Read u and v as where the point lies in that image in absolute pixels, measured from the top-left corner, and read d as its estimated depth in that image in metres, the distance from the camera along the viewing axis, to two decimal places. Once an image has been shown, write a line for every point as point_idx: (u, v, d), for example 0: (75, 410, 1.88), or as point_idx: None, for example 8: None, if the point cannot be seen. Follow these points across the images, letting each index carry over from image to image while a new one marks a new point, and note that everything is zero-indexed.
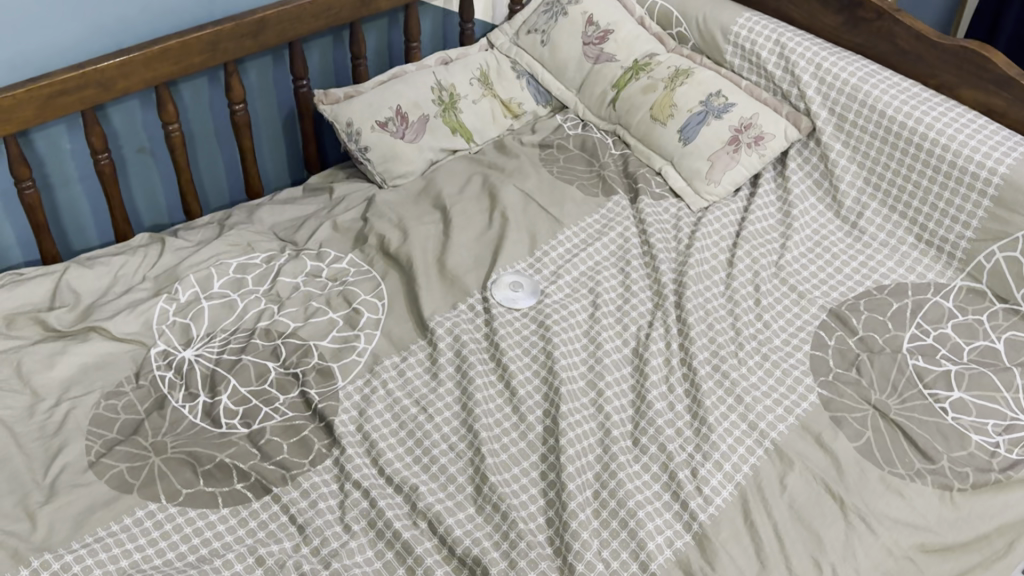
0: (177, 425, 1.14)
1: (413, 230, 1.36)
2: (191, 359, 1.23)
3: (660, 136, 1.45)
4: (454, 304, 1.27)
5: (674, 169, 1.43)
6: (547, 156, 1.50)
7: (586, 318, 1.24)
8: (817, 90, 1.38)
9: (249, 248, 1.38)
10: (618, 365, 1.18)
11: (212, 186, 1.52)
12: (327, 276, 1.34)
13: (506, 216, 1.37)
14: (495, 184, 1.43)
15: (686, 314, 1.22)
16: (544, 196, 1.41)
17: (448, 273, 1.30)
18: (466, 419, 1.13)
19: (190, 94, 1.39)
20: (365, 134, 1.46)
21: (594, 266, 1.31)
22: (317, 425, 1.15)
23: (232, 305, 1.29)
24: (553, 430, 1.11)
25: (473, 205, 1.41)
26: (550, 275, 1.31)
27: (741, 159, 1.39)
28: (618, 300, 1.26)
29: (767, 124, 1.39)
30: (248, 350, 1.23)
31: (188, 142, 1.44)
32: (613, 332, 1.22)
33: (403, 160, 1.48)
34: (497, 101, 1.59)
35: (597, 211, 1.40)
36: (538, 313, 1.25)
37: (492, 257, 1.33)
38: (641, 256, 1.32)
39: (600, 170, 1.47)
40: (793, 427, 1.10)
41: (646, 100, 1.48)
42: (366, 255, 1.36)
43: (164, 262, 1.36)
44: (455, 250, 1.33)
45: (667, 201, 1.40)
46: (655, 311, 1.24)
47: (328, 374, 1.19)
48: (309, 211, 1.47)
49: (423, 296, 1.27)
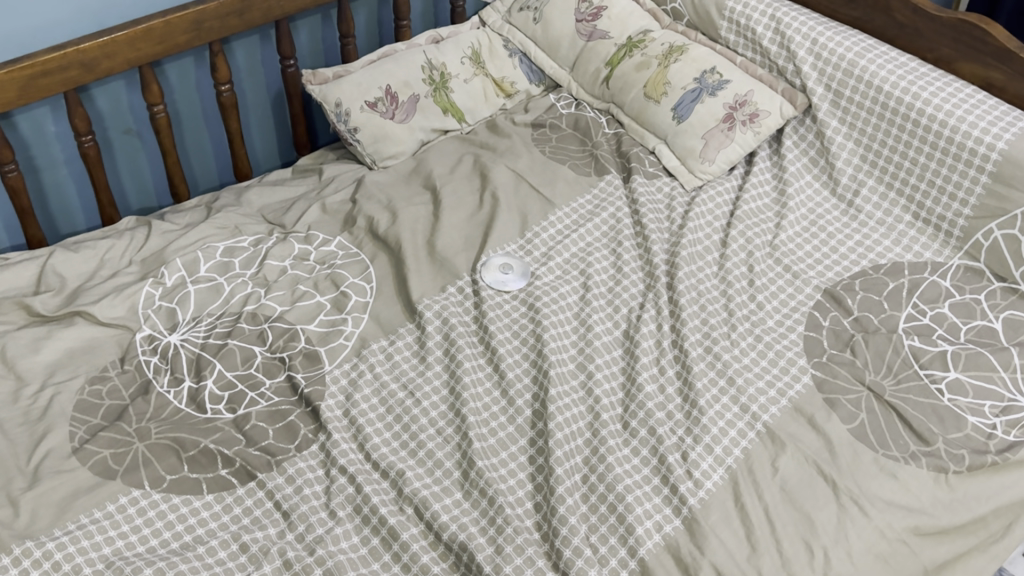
0: (162, 411, 1.13)
1: (402, 212, 1.34)
2: (177, 344, 1.21)
3: (654, 115, 1.42)
4: (443, 287, 1.25)
5: (667, 148, 1.41)
6: (540, 136, 1.48)
7: (577, 301, 1.22)
8: (812, 65, 1.35)
9: (237, 231, 1.37)
10: (608, 348, 1.16)
11: (201, 169, 1.50)
12: (315, 259, 1.32)
13: (496, 197, 1.35)
14: (486, 164, 1.41)
15: (678, 295, 1.20)
16: (536, 176, 1.39)
17: (438, 255, 1.28)
18: (454, 403, 1.12)
19: (177, 76, 1.37)
20: (354, 115, 1.44)
21: (585, 247, 1.29)
22: (303, 410, 1.13)
23: (219, 289, 1.28)
24: (542, 414, 1.09)
25: (464, 186, 1.39)
26: (541, 257, 1.29)
27: (736, 137, 1.36)
28: (609, 282, 1.24)
29: (763, 102, 1.36)
30: (234, 334, 1.21)
31: (175, 124, 1.42)
32: (604, 314, 1.20)
33: (393, 141, 1.46)
34: (489, 80, 1.56)
35: (589, 190, 1.37)
36: (528, 295, 1.23)
37: (482, 239, 1.31)
38: (634, 237, 1.30)
39: (593, 150, 1.44)
40: (785, 409, 1.08)
41: (640, 78, 1.46)
42: (355, 237, 1.34)
43: (151, 245, 1.34)
44: (444, 232, 1.31)
45: (661, 181, 1.38)
46: (647, 293, 1.22)
47: (315, 359, 1.18)
48: (298, 194, 1.44)
49: (412, 278, 1.25)
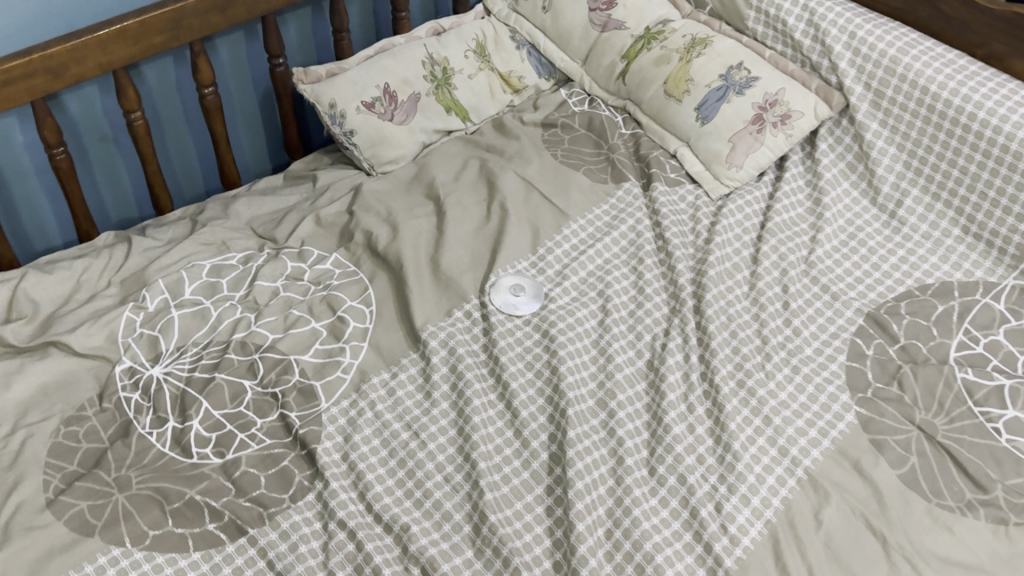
0: (144, 456, 1.03)
1: (403, 226, 1.23)
2: (159, 379, 1.11)
3: (675, 115, 1.31)
4: (449, 311, 1.15)
5: (690, 151, 1.30)
6: (551, 138, 1.37)
7: (596, 326, 1.12)
8: (850, 61, 1.23)
9: (225, 247, 1.26)
10: (631, 381, 1.06)
11: (185, 176, 1.39)
12: (309, 279, 1.21)
13: (505, 208, 1.24)
14: (494, 171, 1.30)
15: (707, 320, 1.09)
16: (548, 183, 1.28)
17: (443, 275, 1.18)
18: (462, 445, 1.02)
19: (156, 77, 1.25)
20: (349, 116, 1.33)
21: (604, 265, 1.19)
22: (298, 454, 1.03)
23: (205, 314, 1.17)
24: (560, 458, 0.99)
25: (469, 196, 1.28)
26: (555, 276, 1.18)
27: (766, 140, 1.25)
28: (630, 306, 1.14)
29: (796, 101, 1.25)
30: (222, 367, 1.11)
31: (156, 128, 1.30)
32: (625, 342, 1.10)
33: (392, 144, 1.35)
34: (495, 74, 1.45)
35: (606, 200, 1.26)
36: (542, 321, 1.13)
37: (490, 256, 1.20)
38: (656, 253, 1.19)
39: (609, 154, 1.33)
40: (828, 453, 0.98)
41: (660, 73, 1.34)
42: (352, 253, 1.24)
43: (132, 264, 1.24)
44: (449, 249, 1.20)
45: (683, 189, 1.27)
46: (672, 318, 1.12)
47: (311, 395, 1.08)
48: (290, 203, 1.34)
49: (415, 302, 1.15)
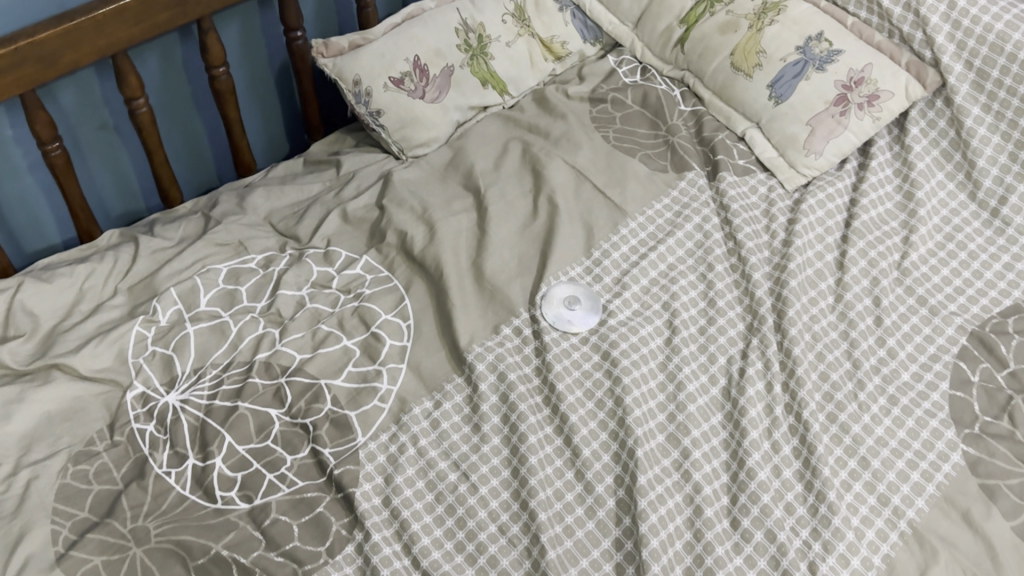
0: (163, 502, 0.92)
1: (441, 224, 1.10)
2: (176, 408, 0.99)
3: (744, 92, 1.17)
4: (496, 327, 1.02)
5: (761, 133, 1.16)
6: (600, 116, 1.24)
7: (663, 346, 1.00)
8: (948, 36, 1.10)
9: (242, 247, 1.14)
10: (706, 414, 0.94)
11: (194, 162, 1.25)
12: (338, 286, 1.09)
13: (554, 202, 1.11)
14: (539, 158, 1.17)
15: (791, 342, 0.97)
16: (600, 174, 1.15)
17: (487, 283, 1.05)
18: (518, 489, 0.90)
19: (159, 56, 1.11)
20: (377, 95, 1.20)
21: (669, 272, 1.06)
22: (334, 498, 0.92)
23: (224, 328, 1.05)
24: (629, 506, 0.88)
25: (513, 187, 1.15)
26: (614, 285, 1.05)
27: (850, 124, 1.11)
28: (701, 321, 1.01)
29: (885, 80, 1.11)
30: (245, 395, 0.99)
31: (161, 113, 1.16)
32: (696, 366, 0.97)
33: (424, 127, 1.22)
34: (535, 41, 1.32)
35: (667, 192, 1.13)
36: (601, 340, 1.00)
37: (540, 260, 1.08)
38: (727, 258, 1.06)
39: (668, 137, 1.19)
40: (934, 501, 0.87)
41: (726, 43, 1.20)
42: (384, 256, 1.11)
43: (140, 269, 1.11)
44: (494, 252, 1.08)
45: (754, 178, 1.13)
46: (750, 338, 0.99)
47: (345, 428, 0.96)
48: (312, 194, 1.21)
49: (458, 316, 1.02)
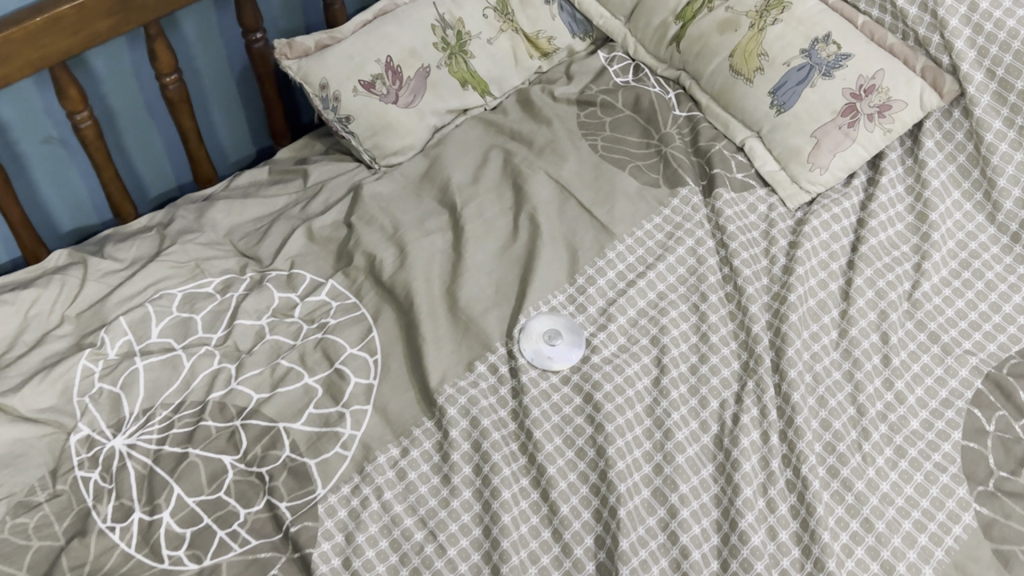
0: (105, 562, 0.84)
1: (412, 247, 1.02)
2: (123, 454, 0.92)
3: (744, 99, 1.07)
4: (470, 364, 0.94)
5: (761, 144, 1.07)
6: (588, 121, 1.14)
7: (650, 387, 0.91)
8: (968, 41, 1.00)
9: (199, 269, 1.05)
10: (696, 466, 0.86)
11: (150, 173, 1.16)
12: (301, 315, 1.01)
13: (536, 221, 1.02)
14: (521, 170, 1.08)
15: (790, 386, 0.88)
16: (587, 189, 1.06)
17: (462, 314, 0.97)
18: (489, 551, 0.83)
19: (106, 64, 1.02)
20: (345, 100, 1.10)
21: (659, 301, 0.97)
22: (290, 558, 0.84)
23: (176, 363, 0.97)
24: (609, 573, 0.80)
25: (492, 204, 1.06)
26: (599, 316, 0.97)
27: (859, 136, 1.02)
28: (692, 358, 0.93)
29: (897, 88, 1.01)
30: (197, 441, 0.91)
31: (110, 124, 1.07)
32: (686, 411, 0.89)
33: (397, 134, 1.13)
34: (519, 36, 1.22)
35: (658, 211, 1.04)
36: (584, 381, 0.92)
37: (520, 288, 0.99)
38: (722, 286, 0.98)
39: (660, 147, 1.10)
40: (943, 570, 0.79)
41: (724, 43, 1.10)
42: (351, 281, 1.02)
43: (88, 296, 1.03)
44: (469, 278, 0.99)
45: (753, 195, 1.04)
46: (745, 379, 0.91)
47: (304, 478, 0.88)
48: (277, 208, 1.12)
49: (429, 353, 0.94)
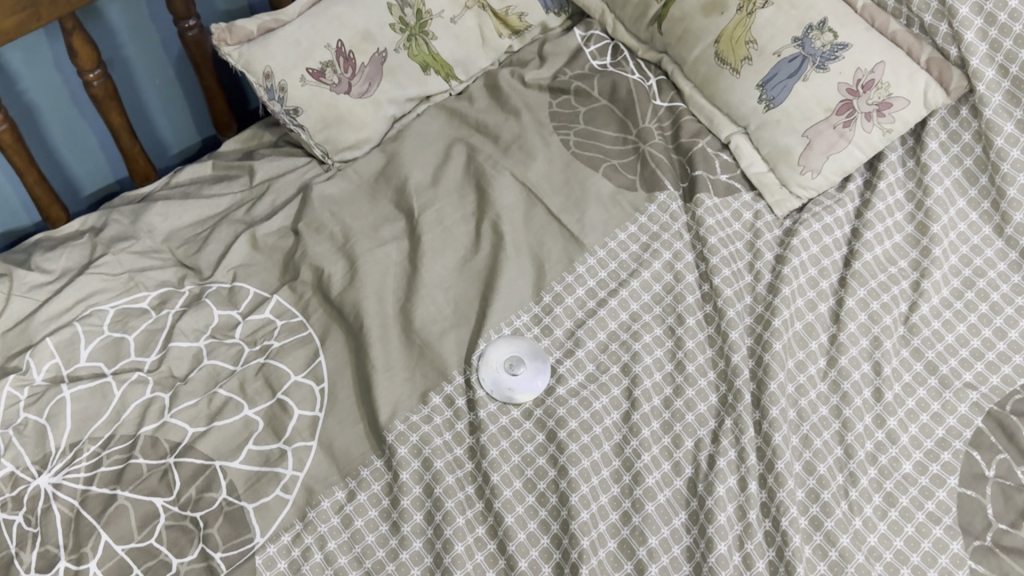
0: None
1: (363, 260, 0.93)
2: (48, 494, 0.83)
3: (730, 92, 0.98)
4: (424, 396, 0.86)
5: (748, 142, 0.98)
6: (560, 111, 1.04)
7: (620, 423, 0.84)
8: (979, 32, 0.90)
9: (134, 282, 0.97)
10: (667, 514, 0.78)
11: (83, 170, 1.07)
12: (242, 335, 0.92)
13: (499, 231, 0.93)
14: (484, 170, 0.98)
15: (771, 427, 0.80)
16: (556, 193, 0.96)
17: (416, 337, 0.89)
18: None
19: (21, 59, 0.93)
20: (292, 90, 1.00)
21: (632, 323, 0.89)
22: None
23: (105, 392, 0.89)
24: None
25: (452, 208, 0.97)
26: (566, 340, 0.89)
27: (855, 136, 0.92)
28: (666, 390, 0.85)
29: (898, 84, 0.91)
30: (126, 481, 0.83)
31: (33, 122, 0.98)
32: (657, 451, 0.81)
33: (351, 127, 1.03)
34: (487, 13, 1.11)
35: (633, 217, 0.95)
36: (547, 416, 0.84)
37: (480, 307, 0.90)
38: (701, 306, 0.89)
39: (638, 144, 1.00)
40: None
41: (710, 27, 1.00)
42: (298, 296, 0.94)
43: (13, 312, 0.94)
44: (425, 296, 0.91)
45: (739, 200, 0.95)
46: (723, 416, 0.83)
47: (241, 526, 0.81)
48: (220, 210, 1.03)
49: (379, 384, 0.86)
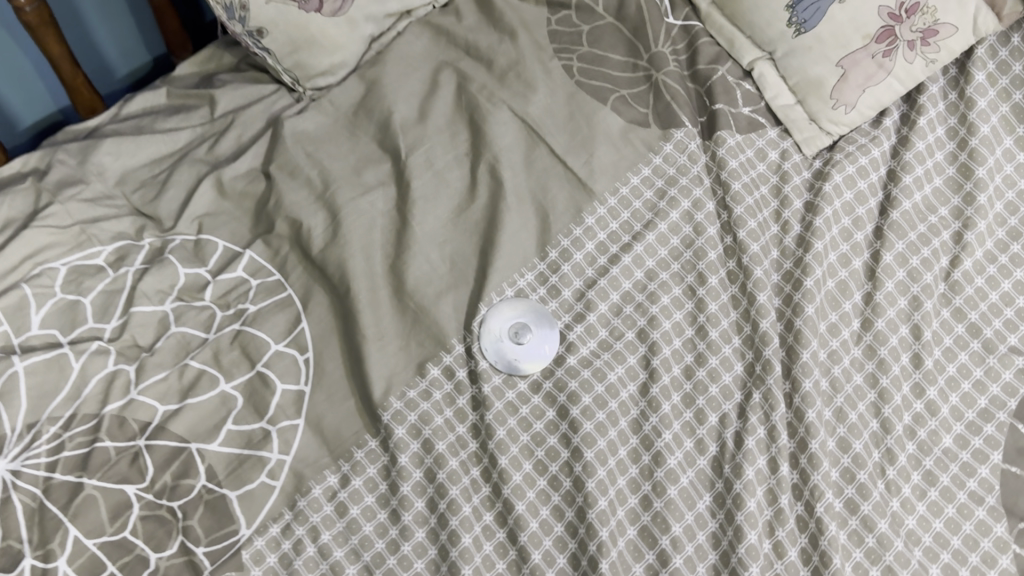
0: None
1: (346, 211, 0.82)
2: (5, 483, 0.72)
3: (753, 12, 0.87)
4: (421, 368, 0.78)
5: (774, 69, 0.88)
6: (561, 30, 0.92)
7: (637, 397, 0.76)
8: None
9: (86, 234, 0.85)
10: (691, 498, 0.72)
11: (21, 101, 0.95)
12: (213, 297, 0.83)
13: (498, 176, 0.83)
14: (479, 103, 0.87)
15: (804, 402, 0.74)
16: (560, 131, 0.86)
17: (410, 301, 0.80)
18: None
19: None
20: (255, 10, 0.86)
21: (648, 282, 0.80)
22: None
23: (63, 365, 0.78)
24: None
25: (443, 149, 0.86)
26: (575, 303, 0.80)
27: (895, 67, 0.83)
28: (687, 358, 0.78)
29: (947, 8, 0.82)
30: (93, 467, 0.73)
31: None
32: (679, 428, 0.75)
33: (324, 51, 0.90)
34: None
35: (646, 158, 0.85)
36: (557, 389, 0.76)
37: (479, 265, 0.81)
38: (724, 263, 0.81)
39: (650, 72, 0.90)
40: None
41: None
42: (274, 251, 0.84)
43: None
44: (418, 253, 0.81)
45: (762, 137, 0.86)
46: (750, 389, 0.76)
47: (225, 516, 0.73)
48: (179, 146, 0.91)
49: (371, 357, 0.77)
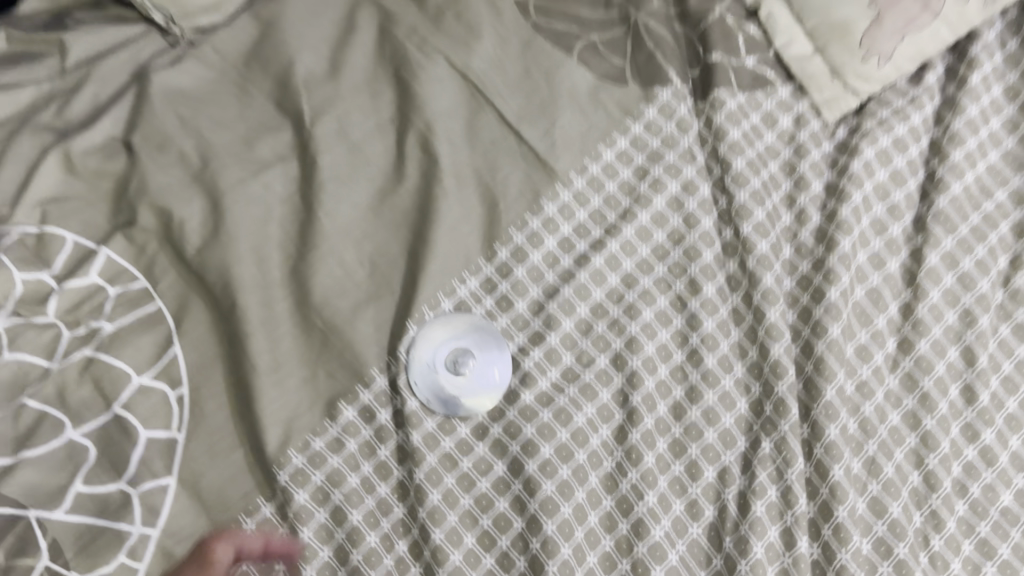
0: None
1: (232, 199, 0.62)
2: None
3: None
4: (329, 409, 0.60)
5: (786, 8, 0.72)
6: None
7: (613, 444, 0.60)
8: None
9: None
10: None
11: None
12: (58, 309, 0.59)
13: (434, 153, 0.64)
14: (407, 52, 0.67)
15: (829, 455, 0.60)
16: (513, 91, 0.67)
17: (317, 319, 0.61)
18: None
19: None
20: None
21: (626, 291, 0.63)
22: None
23: None
24: None
25: (360, 113, 0.65)
26: (532, 318, 0.63)
27: (944, 10, 0.70)
28: (676, 392, 0.61)
29: None
30: None
31: None
32: (668, 484, 0.59)
33: None
34: None
35: (622, 125, 0.68)
36: (508, 435, 0.59)
37: (409, 269, 0.63)
38: (722, 264, 0.65)
39: (628, 11, 0.72)
40: None
41: None
42: (138, 249, 0.62)
43: None
44: (326, 256, 0.62)
45: (771, 97, 0.71)
46: (758, 434, 0.61)
47: None
48: (20, 107, 0.66)
49: (265, 397, 0.58)
